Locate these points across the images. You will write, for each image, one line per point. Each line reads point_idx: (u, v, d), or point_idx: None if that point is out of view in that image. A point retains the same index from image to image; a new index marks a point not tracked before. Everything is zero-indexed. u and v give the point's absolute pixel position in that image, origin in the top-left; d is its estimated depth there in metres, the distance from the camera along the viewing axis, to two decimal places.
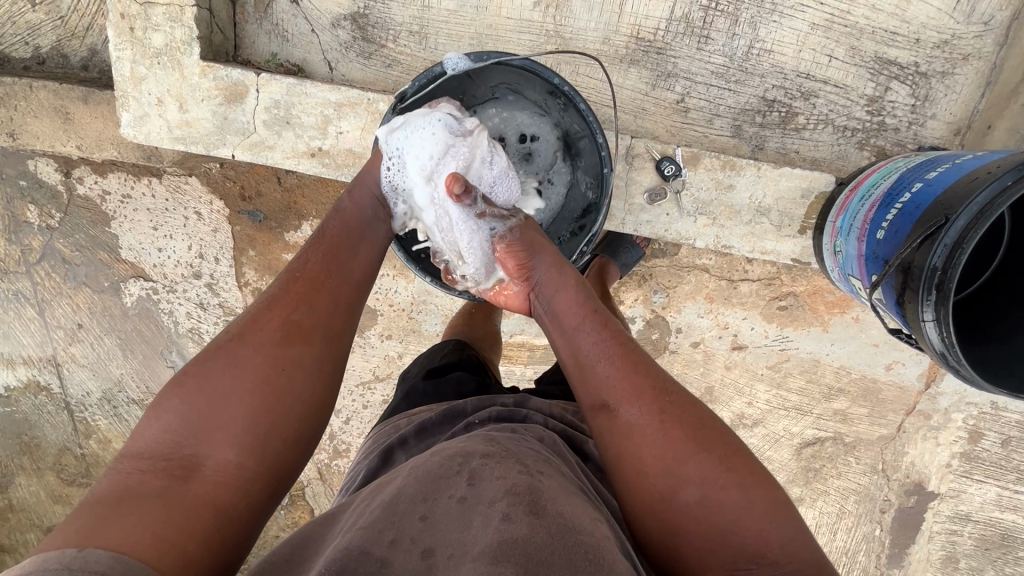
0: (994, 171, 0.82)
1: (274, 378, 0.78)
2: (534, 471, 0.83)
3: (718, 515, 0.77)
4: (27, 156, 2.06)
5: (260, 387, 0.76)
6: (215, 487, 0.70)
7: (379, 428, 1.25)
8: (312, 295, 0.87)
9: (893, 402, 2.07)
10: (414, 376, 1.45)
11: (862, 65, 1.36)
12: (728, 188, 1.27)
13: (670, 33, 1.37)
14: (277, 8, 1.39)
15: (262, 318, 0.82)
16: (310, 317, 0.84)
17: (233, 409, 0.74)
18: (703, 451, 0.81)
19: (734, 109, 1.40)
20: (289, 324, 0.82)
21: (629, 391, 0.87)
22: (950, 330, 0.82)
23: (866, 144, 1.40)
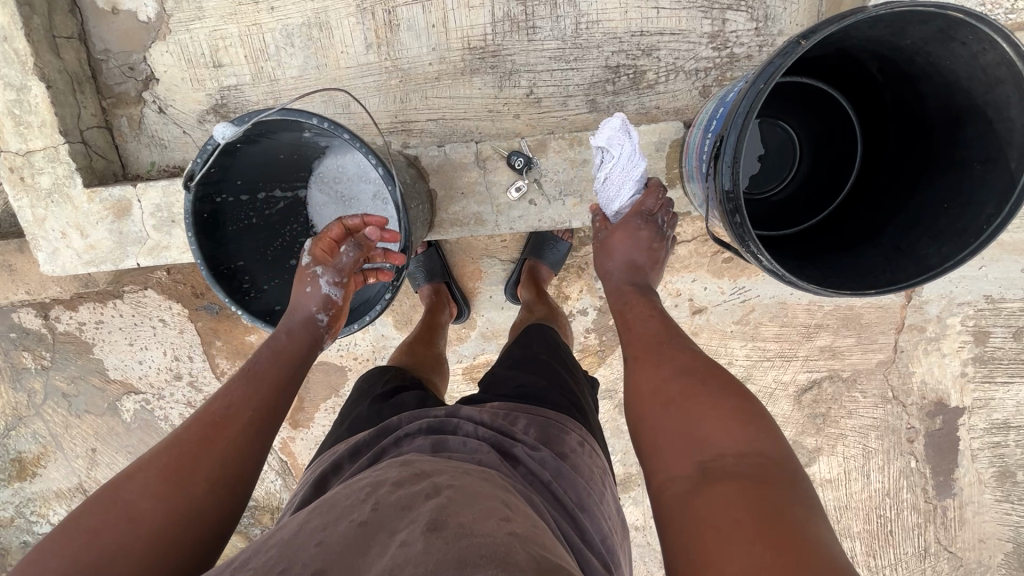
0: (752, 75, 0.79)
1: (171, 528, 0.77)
2: (443, 489, 0.79)
3: (686, 403, 0.85)
4: (10, 310, 2.27)
5: (155, 538, 0.75)
6: None
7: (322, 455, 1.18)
8: (230, 434, 0.87)
9: (879, 324, 1.95)
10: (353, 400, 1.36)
11: (691, 6, 1.34)
12: (583, 163, 1.27)
13: (498, 34, 1.40)
14: (148, 121, 1.51)
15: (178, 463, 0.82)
16: (224, 464, 0.85)
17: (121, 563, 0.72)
18: (683, 380, 0.89)
19: (583, 85, 1.41)
20: (195, 464, 0.82)
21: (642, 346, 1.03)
22: (761, 253, 0.79)
23: (723, 80, 1.37)
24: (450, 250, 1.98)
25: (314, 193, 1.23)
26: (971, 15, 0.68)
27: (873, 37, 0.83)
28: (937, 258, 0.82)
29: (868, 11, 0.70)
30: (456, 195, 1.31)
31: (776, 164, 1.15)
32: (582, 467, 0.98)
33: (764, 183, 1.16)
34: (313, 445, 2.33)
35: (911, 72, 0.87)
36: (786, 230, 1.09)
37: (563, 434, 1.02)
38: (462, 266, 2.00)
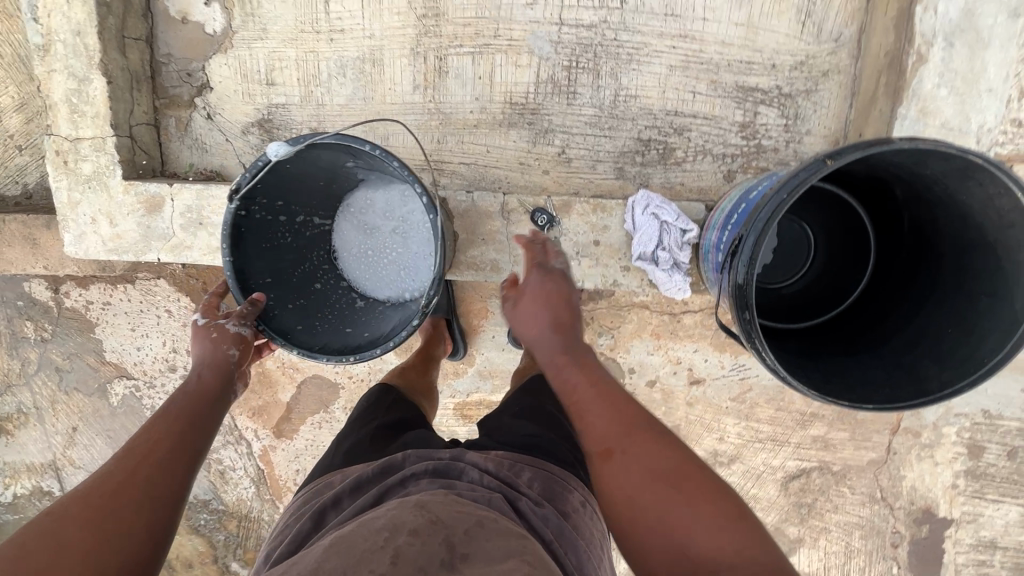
0: (790, 179, 0.82)
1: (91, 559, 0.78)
2: (456, 560, 0.75)
3: (664, 510, 0.85)
4: (22, 279, 2.30)
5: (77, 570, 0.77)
6: None
7: (312, 485, 1.11)
8: (145, 468, 0.90)
9: (875, 422, 1.94)
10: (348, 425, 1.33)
11: (726, 96, 1.41)
12: (604, 229, 1.30)
13: (540, 94, 1.47)
14: (195, 126, 1.58)
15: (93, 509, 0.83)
16: (144, 495, 0.87)
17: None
18: (650, 484, 0.88)
19: (614, 153, 1.46)
20: (119, 506, 0.84)
21: (566, 389, 1.06)
22: (765, 351, 0.82)
23: (748, 168, 1.43)
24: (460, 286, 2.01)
25: (342, 223, 1.28)
26: (989, 162, 0.72)
27: (895, 160, 0.87)
28: (937, 383, 0.84)
29: (894, 143, 0.76)
30: (477, 240, 1.35)
31: (792, 260, 1.18)
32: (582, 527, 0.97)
33: (776, 277, 1.19)
34: (293, 457, 2.31)
35: (929, 197, 0.91)
36: (794, 323, 1.12)
37: (565, 492, 1.01)
38: (470, 304, 2.03)
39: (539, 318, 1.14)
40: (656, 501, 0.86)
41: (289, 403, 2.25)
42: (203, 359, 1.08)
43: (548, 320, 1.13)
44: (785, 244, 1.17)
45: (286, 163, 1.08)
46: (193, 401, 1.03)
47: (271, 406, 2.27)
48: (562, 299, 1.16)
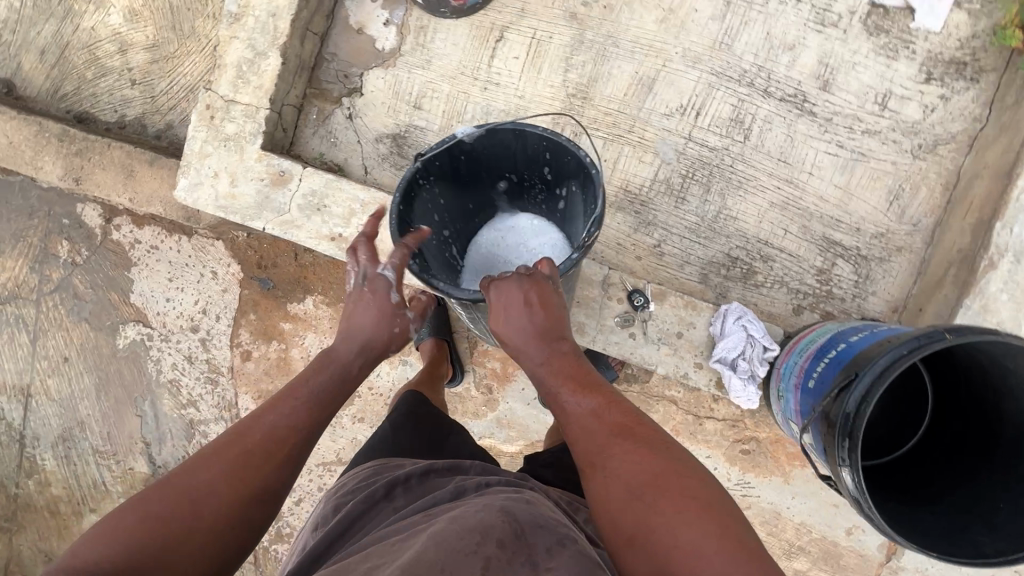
0: (902, 340, 0.95)
1: (228, 502, 0.91)
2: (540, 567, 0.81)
3: (634, 490, 0.90)
4: (78, 200, 2.29)
5: (216, 507, 0.90)
6: None
7: (380, 462, 1.38)
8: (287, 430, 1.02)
9: (855, 572, 2.02)
10: (401, 420, 1.61)
11: (812, 241, 1.59)
12: (690, 325, 1.42)
13: (653, 191, 1.63)
14: (333, 121, 1.69)
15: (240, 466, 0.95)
16: (280, 453, 0.99)
17: (194, 546, 0.86)
18: (637, 475, 0.91)
19: (703, 260, 1.62)
20: (254, 465, 0.96)
21: (553, 398, 1.08)
22: (860, 480, 0.91)
23: (815, 308, 1.59)
24: None
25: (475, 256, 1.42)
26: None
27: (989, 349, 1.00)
28: (991, 548, 0.95)
29: (1001, 336, 0.90)
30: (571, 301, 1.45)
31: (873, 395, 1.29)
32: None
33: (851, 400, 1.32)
34: None
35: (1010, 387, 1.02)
36: None
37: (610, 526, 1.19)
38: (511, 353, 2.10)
39: (515, 326, 1.12)
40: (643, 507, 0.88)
41: None
42: (364, 322, 1.17)
43: (528, 323, 1.12)
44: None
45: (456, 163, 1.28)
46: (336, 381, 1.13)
47: None
48: (535, 295, 1.12)
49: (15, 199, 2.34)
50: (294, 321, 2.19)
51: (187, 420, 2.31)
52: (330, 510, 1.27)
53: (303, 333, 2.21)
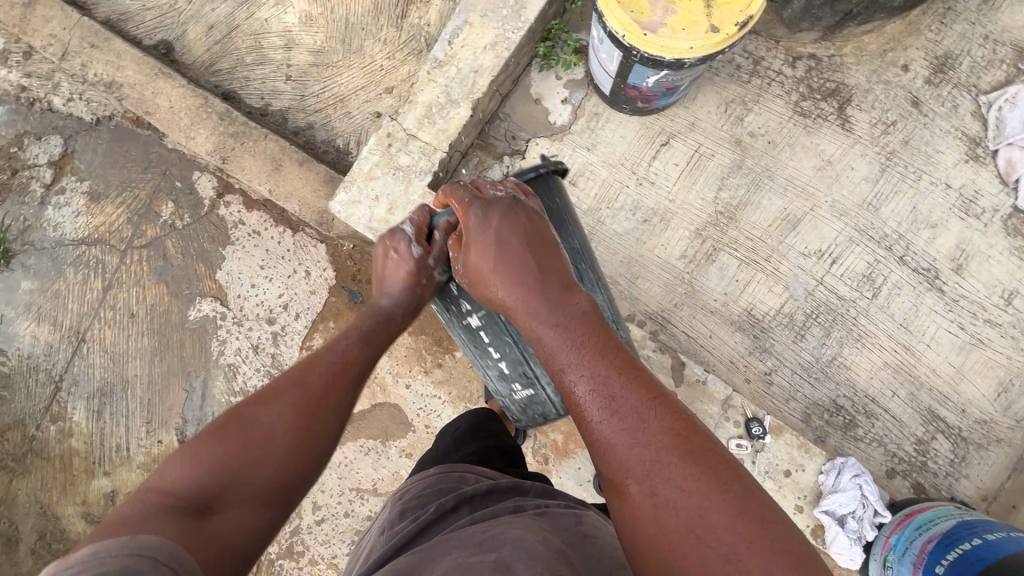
0: None
1: (296, 432, 0.97)
2: None
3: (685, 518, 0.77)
4: (197, 168, 2.35)
5: (281, 431, 0.96)
6: (241, 516, 0.87)
7: (446, 469, 1.31)
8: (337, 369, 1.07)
9: None
10: (467, 437, 1.57)
11: (917, 410, 1.63)
12: (799, 466, 1.44)
13: (775, 321, 1.68)
14: (490, 174, 1.77)
15: (293, 398, 1.00)
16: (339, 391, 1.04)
17: (268, 468, 0.92)
18: (673, 483, 0.80)
19: (809, 399, 1.65)
20: (311, 399, 1.00)
21: (550, 357, 0.98)
22: None
23: (908, 476, 1.61)
24: None
25: None
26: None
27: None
28: None
29: None
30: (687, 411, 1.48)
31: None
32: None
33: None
34: None
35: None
36: None
37: None
38: (577, 429, 2.11)
39: (506, 263, 1.05)
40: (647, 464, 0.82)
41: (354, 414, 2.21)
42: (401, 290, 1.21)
43: (526, 267, 1.05)
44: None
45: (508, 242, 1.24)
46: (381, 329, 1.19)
47: None
48: (520, 236, 1.08)
49: (137, 150, 2.38)
50: None
51: None
52: (396, 514, 1.20)
53: None
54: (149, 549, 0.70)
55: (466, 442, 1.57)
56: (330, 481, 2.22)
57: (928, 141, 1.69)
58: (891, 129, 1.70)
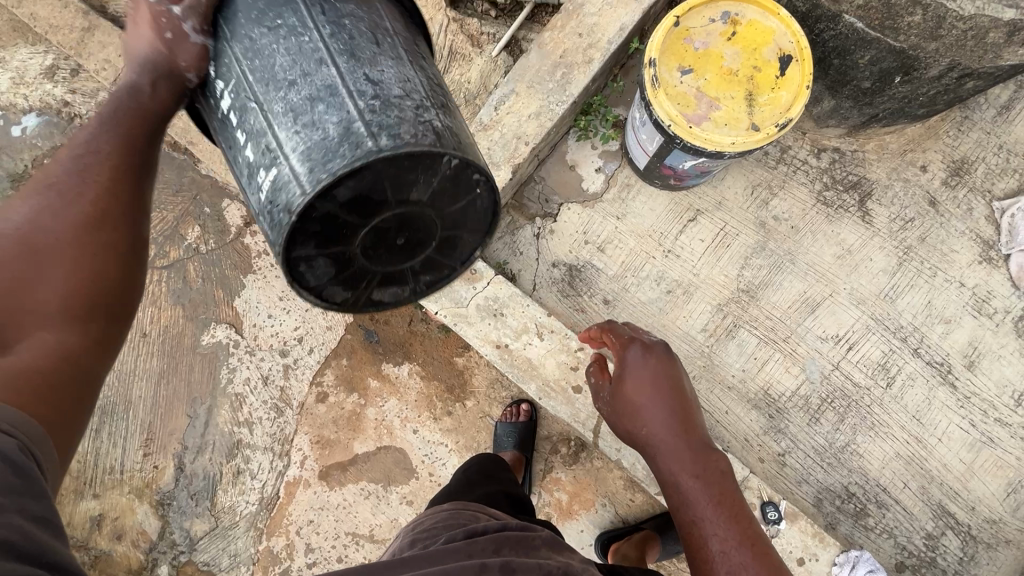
0: None
1: (81, 245, 0.79)
2: None
3: None
4: (228, 196, 2.38)
5: (76, 247, 0.79)
6: (43, 356, 0.73)
7: (462, 505, 1.31)
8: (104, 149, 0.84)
9: None
10: (482, 481, 1.57)
11: (928, 504, 1.64)
12: (812, 555, 1.45)
13: (790, 401, 1.71)
14: (521, 234, 1.83)
15: (52, 197, 0.80)
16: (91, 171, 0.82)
17: (44, 291, 0.76)
18: None
19: (820, 484, 1.67)
20: (106, 212, 0.82)
21: (681, 494, 1.11)
22: None
23: (917, 570, 1.61)
24: (587, 469, 2.09)
25: None
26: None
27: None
28: None
29: None
30: None
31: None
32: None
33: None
34: (319, 505, 2.19)
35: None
36: None
37: None
38: (582, 490, 2.09)
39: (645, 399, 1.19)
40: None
41: (359, 456, 2.19)
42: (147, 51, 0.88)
43: (670, 411, 1.17)
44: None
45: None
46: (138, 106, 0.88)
47: (339, 446, 2.21)
48: (667, 380, 1.20)
49: (170, 173, 2.43)
50: (384, 382, 2.20)
51: (235, 439, 2.24)
52: (406, 543, 1.20)
53: (387, 397, 2.21)
54: (4, 418, 0.63)
55: (474, 484, 1.57)
56: (327, 523, 2.18)
57: (944, 240, 1.76)
58: (908, 225, 1.77)
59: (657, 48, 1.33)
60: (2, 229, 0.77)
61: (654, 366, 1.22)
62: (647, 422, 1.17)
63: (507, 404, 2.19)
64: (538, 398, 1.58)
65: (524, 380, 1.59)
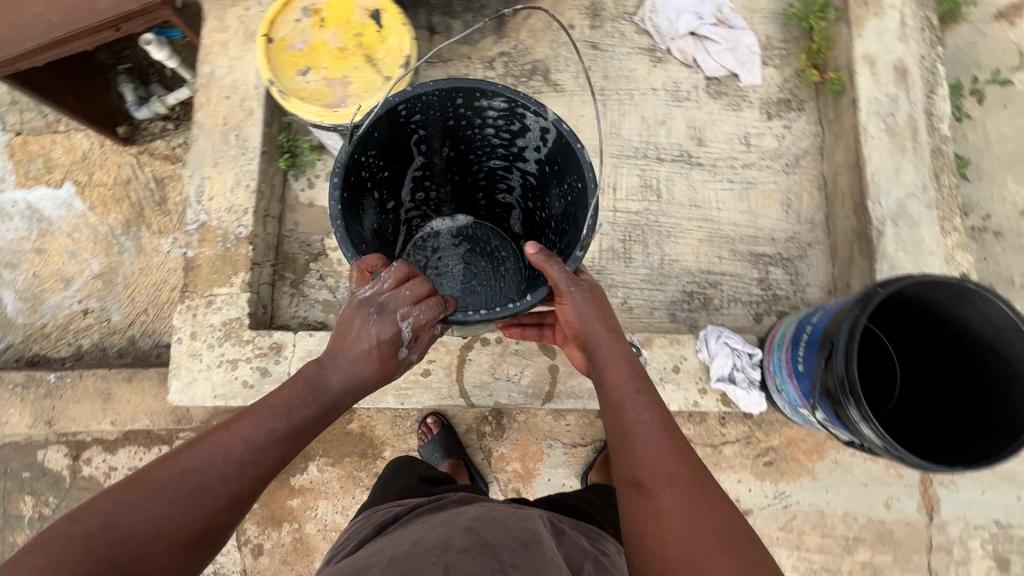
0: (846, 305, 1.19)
1: (211, 534, 0.91)
2: (506, 566, 1.03)
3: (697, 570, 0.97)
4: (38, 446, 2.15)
5: (204, 526, 0.90)
6: None
7: (379, 506, 1.41)
8: (272, 451, 0.99)
9: (910, 542, 2.09)
10: (396, 477, 1.57)
11: (743, 259, 1.87)
12: (681, 359, 1.58)
13: (603, 259, 1.86)
14: (307, 284, 1.83)
15: (230, 470, 0.94)
16: (260, 480, 0.97)
17: (157, 560, 0.85)
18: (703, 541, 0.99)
19: (666, 302, 1.84)
20: (236, 511, 0.94)
21: (615, 391, 1.18)
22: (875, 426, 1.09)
23: (770, 311, 1.83)
24: (518, 427, 2.14)
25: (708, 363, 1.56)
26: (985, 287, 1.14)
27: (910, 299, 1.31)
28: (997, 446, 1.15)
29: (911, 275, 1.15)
30: (574, 372, 1.59)
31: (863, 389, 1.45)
32: (600, 538, 1.44)
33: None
34: None
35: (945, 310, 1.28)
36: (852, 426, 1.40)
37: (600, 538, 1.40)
38: (526, 447, 2.14)
39: (591, 319, 1.23)
40: (654, 513, 1.02)
41: None
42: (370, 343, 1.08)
43: (611, 333, 1.25)
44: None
45: (352, 177, 1.31)
46: (328, 413, 1.08)
47: None
48: (604, 308, 1.26)
49: None
50: (304, 493, 2.11)
51: None
52: (334, 551, 1.26)
53: (316, 503, 2.12)
54: None
55: (392, 480, 1.59)
56: None
57: (621, 66, 2.00)
58: (590, 72, 2.00)
59: (266, 68, 1.41)
60: (190, 476, 0.90)
61: (596, 294, 1.27)
62: (584, 320, 1.24)
63: (419, 425, 2.17)
64: (400, 404, 1.59)
65: (380, 399, 1.59)
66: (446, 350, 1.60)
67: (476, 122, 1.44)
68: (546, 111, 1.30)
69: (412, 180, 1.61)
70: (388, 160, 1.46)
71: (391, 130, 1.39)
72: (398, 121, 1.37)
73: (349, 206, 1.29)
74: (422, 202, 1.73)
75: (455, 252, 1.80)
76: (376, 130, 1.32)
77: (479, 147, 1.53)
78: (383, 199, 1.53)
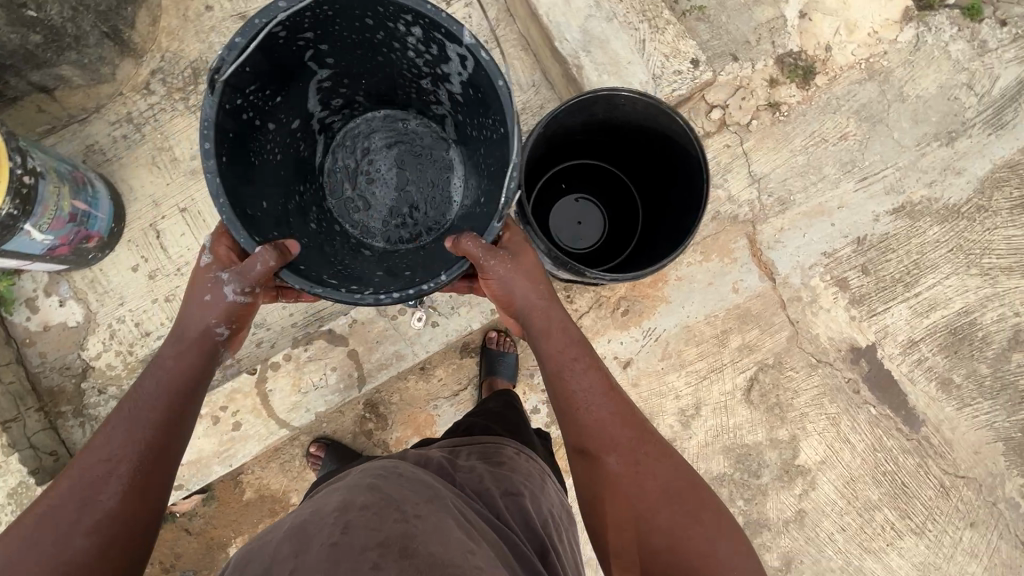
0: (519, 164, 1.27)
1: (138, 498, 1.10)
2: (409, 516, 1.01)
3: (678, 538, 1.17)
4: None
5: (132, 487, 1.10)
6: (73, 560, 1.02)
7: None
8: (156, 424, 1.16)
9: (768, 309, 2.26)
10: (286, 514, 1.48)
11: None
12: None
13: None
14: (91, 405, 1.68)
15: (124, 432, 1.14)
16: (162, 441, 1.15)
17: (93, 513, 1.06)
18: (664, 503, 1.21)
19: None
20: (150, 477, 1.12)
21: (557, 361, 1.31)
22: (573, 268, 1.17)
23: None
24: (398, 408, 2.13)
25: None
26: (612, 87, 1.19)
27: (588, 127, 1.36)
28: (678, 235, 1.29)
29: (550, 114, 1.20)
30: (372, 345, 1.55)
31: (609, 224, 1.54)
32: (519, 468, 1.37)
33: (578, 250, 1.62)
34: None
35: (613, 120, 1.34)
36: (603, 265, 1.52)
37: (499, 450, 1.43)
38: (415, 420, 2.14)
39: (528, 296, 1.30)
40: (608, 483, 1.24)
41: None
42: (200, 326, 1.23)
43: (548, 304, 1.32)
44: (579, 214, 1.64)
45: (232, 131, 1.24)
46: (191, 376, 1.22)
47: None
48: (534, 272, 1.30)
49: None
50: None
51: None
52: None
53: None
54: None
55: None
56: None
57: None
58: None
59: None
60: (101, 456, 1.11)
61: (522, 261, 1.28)
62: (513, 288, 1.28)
63: (307, 456, 2.11)
64: (230, 466, 1.52)
65: (207, 474, 1.51)
66: (243, 395, 1.52)
67: (396, 44, 1.32)
68: (442, 16, 1.13)
69: (318, 92, 1.48)
70: (292, 75, 1.36)
71: (278, 56, 1.27)
72: (272, 53, 1.24)
73: (238, 178, 1.24)
74: (341, 105, 1.58)
75: (387, 154, 1.65)
76: (224, 103, 1.18)
77: (406, 71, 1.42)
78: (288, 123, 1.45)
